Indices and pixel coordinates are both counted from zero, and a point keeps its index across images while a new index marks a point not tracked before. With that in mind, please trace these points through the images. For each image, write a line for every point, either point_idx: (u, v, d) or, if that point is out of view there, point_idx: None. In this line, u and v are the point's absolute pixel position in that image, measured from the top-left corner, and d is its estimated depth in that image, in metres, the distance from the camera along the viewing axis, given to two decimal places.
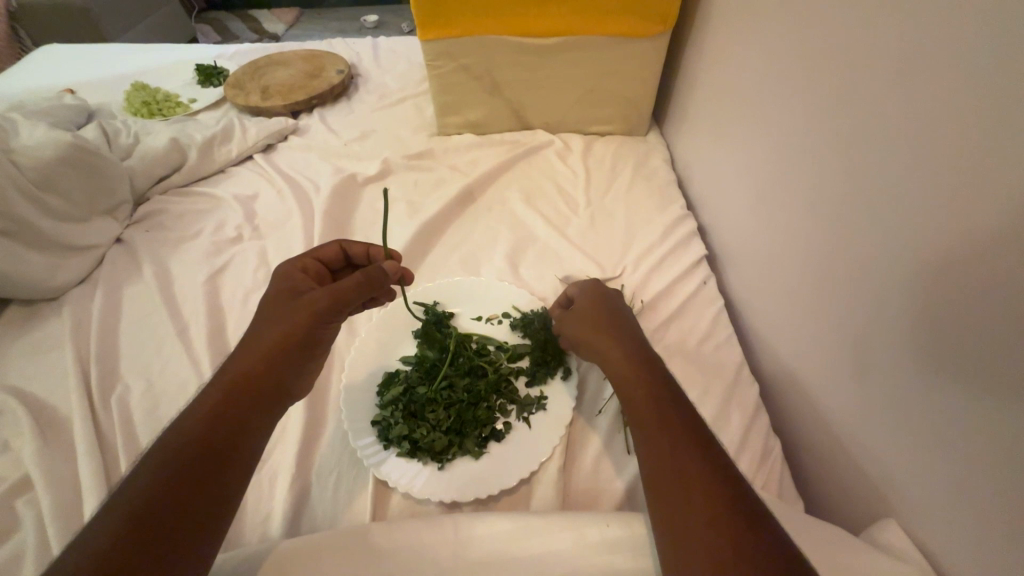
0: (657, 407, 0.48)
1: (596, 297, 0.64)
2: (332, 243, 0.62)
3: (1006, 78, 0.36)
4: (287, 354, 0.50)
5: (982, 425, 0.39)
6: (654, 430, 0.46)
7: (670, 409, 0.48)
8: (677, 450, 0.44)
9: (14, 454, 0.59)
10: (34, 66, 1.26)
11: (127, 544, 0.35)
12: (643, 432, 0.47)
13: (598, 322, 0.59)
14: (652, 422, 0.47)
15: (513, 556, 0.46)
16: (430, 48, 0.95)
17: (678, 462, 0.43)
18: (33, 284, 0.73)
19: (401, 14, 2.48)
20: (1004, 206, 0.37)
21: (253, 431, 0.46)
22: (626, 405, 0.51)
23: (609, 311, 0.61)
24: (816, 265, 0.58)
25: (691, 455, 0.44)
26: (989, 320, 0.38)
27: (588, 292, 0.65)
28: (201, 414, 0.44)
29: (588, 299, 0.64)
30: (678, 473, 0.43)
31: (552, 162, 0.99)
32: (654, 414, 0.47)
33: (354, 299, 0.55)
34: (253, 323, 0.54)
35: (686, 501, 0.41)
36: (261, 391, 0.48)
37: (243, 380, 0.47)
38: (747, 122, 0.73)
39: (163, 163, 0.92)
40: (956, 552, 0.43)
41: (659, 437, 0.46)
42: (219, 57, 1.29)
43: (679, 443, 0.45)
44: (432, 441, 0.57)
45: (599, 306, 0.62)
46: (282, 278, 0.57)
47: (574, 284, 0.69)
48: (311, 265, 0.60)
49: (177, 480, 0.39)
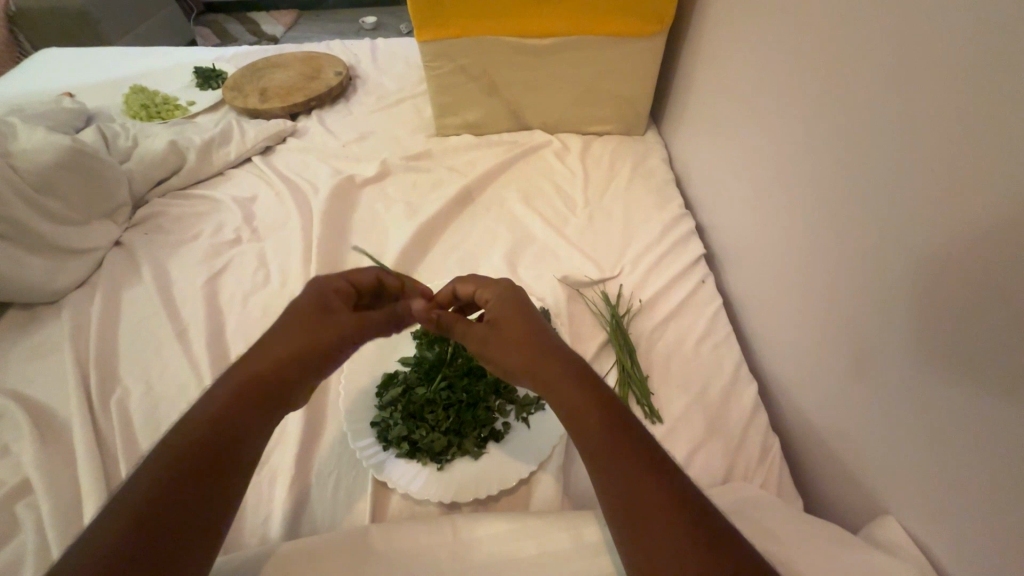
0: (605, 429, 0.43)
1: (508, 302, 0.54)
2: (373, 272, 0.59)
3: (1003, 73, 0.36)
4: (311, 374, 0.49)
5: (983, 425, 0.39)
6: (606, 455, 0.42)
7: (618, 430, 0.43)
8: (633, 474, 0.40)
9: (14, 457, 0.59)
10: (34, 70, 1.26)
11: (132, 543, 0.36)
12: (595, 458, 0.42)
13: (514, 336, 0.50)
14: (599, 449, 0.42)
15: (510, 557, 0.45)
16: (427, 50, 0.95)
17: (634, 492, 0.40)
18: (32, 288, 0.73)
19: (400, 16, 2.49)
20: (1001, 203, 0.37)
21: (259, 433, 0.45)
22: (573, 429, 0.44)
23: (530, 319, 0.52)
24: (814, 264, 0.58)
25: (648, 484, 0.40)
26: (990, 320, 0.38)
27: (500, 298, 0.55)
28: (208, 414, 0.43)
29: (497, 306, 0.54)
30: (634, 505, 0.39)
31: (550, 162, 1.00)
32: (603, 438, 0.42)
33: (376, 332, 0.55)
34: (273, 332, 0.50)
35: (648, 540, 0.38)
36: (271, 394, 0.46)
37: (252, 382, 0.46)
38: (744, 121, 0.73)
39: (161, 166, 0.93)
40: (955, 552, 0.43)
41: (613, 461, 0.41)
42: (218, 59, 1.29)
43: (634, 472, 0.40)
44: (431, 441, 0.58)
45: (512, 311, 0.52)
46: (314, 292, 0.54)
47: (462, 282, 0.59)
48: (344, 284, 0.57)
49: (177, 481, 0.39)
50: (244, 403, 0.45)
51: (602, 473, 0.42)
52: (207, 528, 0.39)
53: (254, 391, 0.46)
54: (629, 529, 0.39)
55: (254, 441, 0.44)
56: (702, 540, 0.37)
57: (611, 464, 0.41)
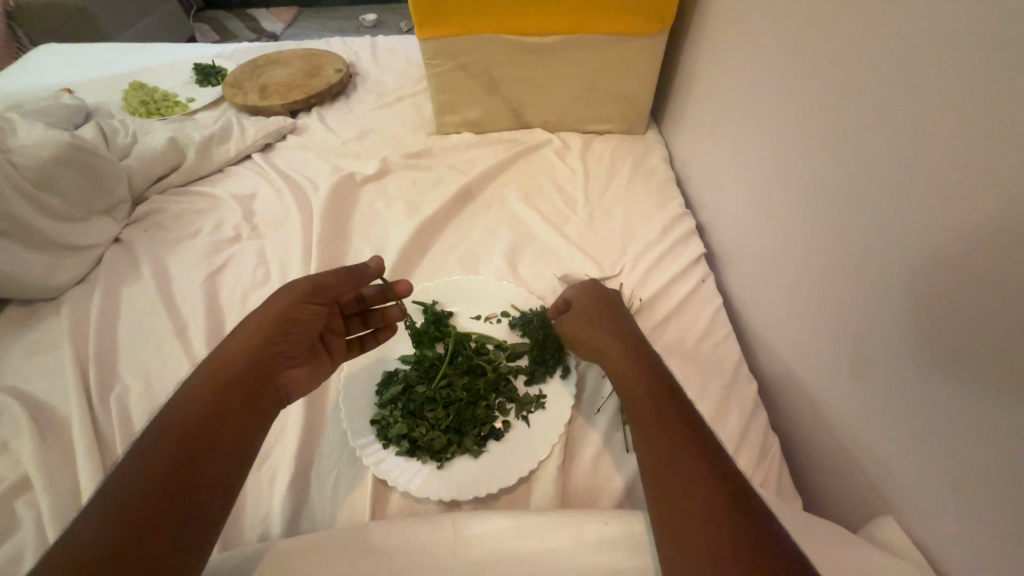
0: (660, 412, 0.49)
1: (602, 308, 0.64)
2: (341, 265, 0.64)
3: (1000, 79, 0.36)
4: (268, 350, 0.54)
5: (979, 425, 0.39)
6: (655, 430, 0.48)
7: (671, 413, 0.49)
8: (676, 451, 0.45)
9: (13, 453, 0.59)
10: (32, 65, 1.25)
11: (124, 530, 0.37)
12: (647, 436, 0.48)
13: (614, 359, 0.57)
14: (659, 444, 0.47)
15: (512, 555, 0.45)
16: (429, 48, 0.95)
17: (680, 496, 0.43)
18: (32, 285, 0.73)
19: (402, 14, 2.48)
20: (1001, 203, 0.37)
21: (247, 422, 0.49)
22: (631, 409, 0.52)
23: (620, 327, 0.62)
24: (815, 267, 0.58)
25: (697, 467, 0.44)
26: (987, 325, 0.38)
27: (593, 303, 0.65)
28: (197, 406, 0.47)
29: (598, 308, 0.65)
30: (688, 490, 0.43)
31: (550, 161, 0.99)
32: (655, 419, 0.49)
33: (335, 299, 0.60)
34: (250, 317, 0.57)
35: (692, 517, 0.41)
36: (245, 382, 0.51)
37: (232, 372, 0.51)
38: (744, 121, 0.73)
39: (161, 163, 0.92)
40: (957, 554, 0.43)
41: (659, 436, 0.47)
42: (217, 56, 1.29)
43: (683, 472, 0.44)
44: (431, 439, 0.57)
45: (606, 317, 0.63)
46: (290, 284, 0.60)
47: (582, 288, 0.69)
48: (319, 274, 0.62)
49: (168, 469, 0.42)
50: (229, 391, 0.49)
51: (658, 455, 0.46)
52: (209, 515, 0.42)
53: (246, 353, 0.53)
54: (680, 507, 0.42)
55: (237, 431, 0.48)
56: (739, 527, 0.39)
57: (669, 446, 0.46)
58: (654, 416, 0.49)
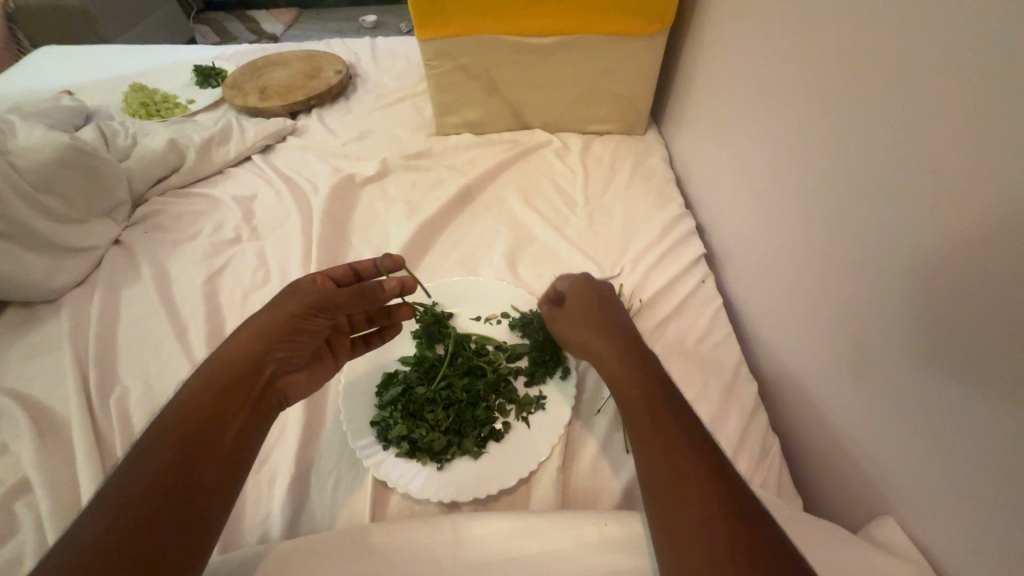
0: (655, 408, 0.49)
1: (598, 306, 0.63)
2: (345, 265, 0.62)
3: (998, 81, 0.36)
4: (268, 357, 0.54)
5: (979, 425, 0.39)
6: (650, 425, 0.48)
7: (665, 409, 0.49)
8: (672, 447, 0.46)
9: (12, 455, 0.59)
10: (32, 67, 1.26)
11: (125, 532, 0.37)
12: (642, 432, 0.48)
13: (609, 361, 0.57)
14: (653, 441, 0.47)
15: (513, 556, 0.45)
16: (429, 49, 0.95)
17: (675, 490, 0.43)
18: (32, 286, 0.73)
19: (402, 15, 2.48)
20: (1001, 203, 0.37)
21: (245, 424, 0.49)
22: (625, 406, 0.52)
23: (615, 327, 0.61)
24: (815, 266, 0.58)
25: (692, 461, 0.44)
26: (987, 325, 0.38)
27: (588, 300, 0.64)
28: (195, 408, 0.47)
29: (592, 304, 0.63)
30: (685, 484, 0.43)
31: (550, 162, 0.99)
32: (650, 415, 0.49)
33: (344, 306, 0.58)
34: (250, 322, 0.56)
35: (688, 512, 0.41)
36: (246, 387, 0.51)
37: (231, 377, 0.51)
38: (743, 121, 0.73)
39: (161, 164, 0.92)
40: (957, 554, 0.43)
41: (654, 432, 0.47)
42: (217, 58, 1.29)
43: (679, 467, 0.44)
44: (431, 440, 0.57)
45: (600, 316, 0.62)
46: (293, 288, 0.58)
47: (576, 282, 0.67)
48: (322, 277, 0.60)
49: (168, 470, 0.42)
50: (230, 394, 0.49)
51: (653, 450, 0.46)
52: (210, 516, 0.42)
53: (249, 363, 0.52)
54: (676, 501, 0.42)
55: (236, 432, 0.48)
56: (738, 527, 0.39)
57: (665, 441, 0.46)
58: (648, 413, 0.49)
